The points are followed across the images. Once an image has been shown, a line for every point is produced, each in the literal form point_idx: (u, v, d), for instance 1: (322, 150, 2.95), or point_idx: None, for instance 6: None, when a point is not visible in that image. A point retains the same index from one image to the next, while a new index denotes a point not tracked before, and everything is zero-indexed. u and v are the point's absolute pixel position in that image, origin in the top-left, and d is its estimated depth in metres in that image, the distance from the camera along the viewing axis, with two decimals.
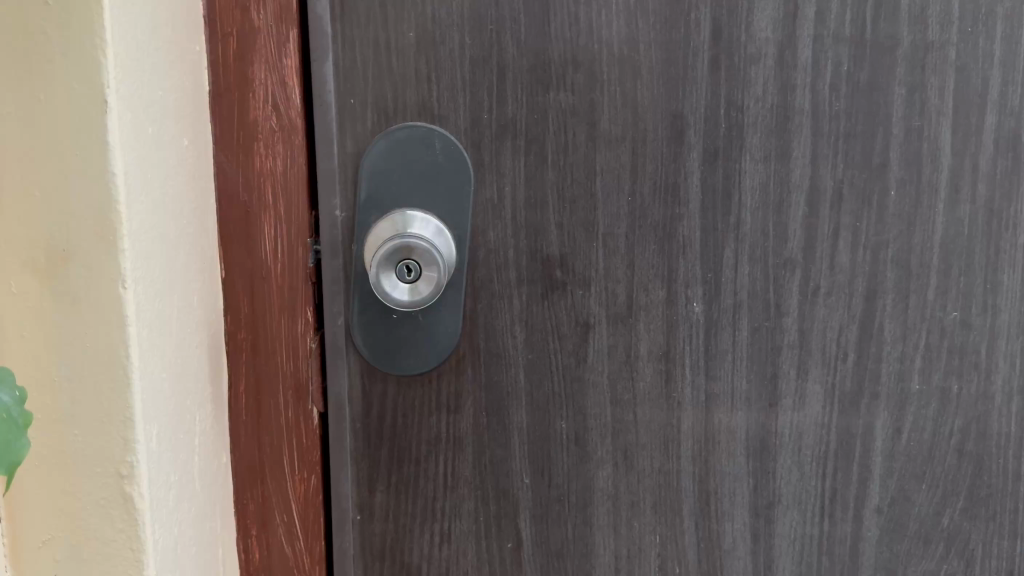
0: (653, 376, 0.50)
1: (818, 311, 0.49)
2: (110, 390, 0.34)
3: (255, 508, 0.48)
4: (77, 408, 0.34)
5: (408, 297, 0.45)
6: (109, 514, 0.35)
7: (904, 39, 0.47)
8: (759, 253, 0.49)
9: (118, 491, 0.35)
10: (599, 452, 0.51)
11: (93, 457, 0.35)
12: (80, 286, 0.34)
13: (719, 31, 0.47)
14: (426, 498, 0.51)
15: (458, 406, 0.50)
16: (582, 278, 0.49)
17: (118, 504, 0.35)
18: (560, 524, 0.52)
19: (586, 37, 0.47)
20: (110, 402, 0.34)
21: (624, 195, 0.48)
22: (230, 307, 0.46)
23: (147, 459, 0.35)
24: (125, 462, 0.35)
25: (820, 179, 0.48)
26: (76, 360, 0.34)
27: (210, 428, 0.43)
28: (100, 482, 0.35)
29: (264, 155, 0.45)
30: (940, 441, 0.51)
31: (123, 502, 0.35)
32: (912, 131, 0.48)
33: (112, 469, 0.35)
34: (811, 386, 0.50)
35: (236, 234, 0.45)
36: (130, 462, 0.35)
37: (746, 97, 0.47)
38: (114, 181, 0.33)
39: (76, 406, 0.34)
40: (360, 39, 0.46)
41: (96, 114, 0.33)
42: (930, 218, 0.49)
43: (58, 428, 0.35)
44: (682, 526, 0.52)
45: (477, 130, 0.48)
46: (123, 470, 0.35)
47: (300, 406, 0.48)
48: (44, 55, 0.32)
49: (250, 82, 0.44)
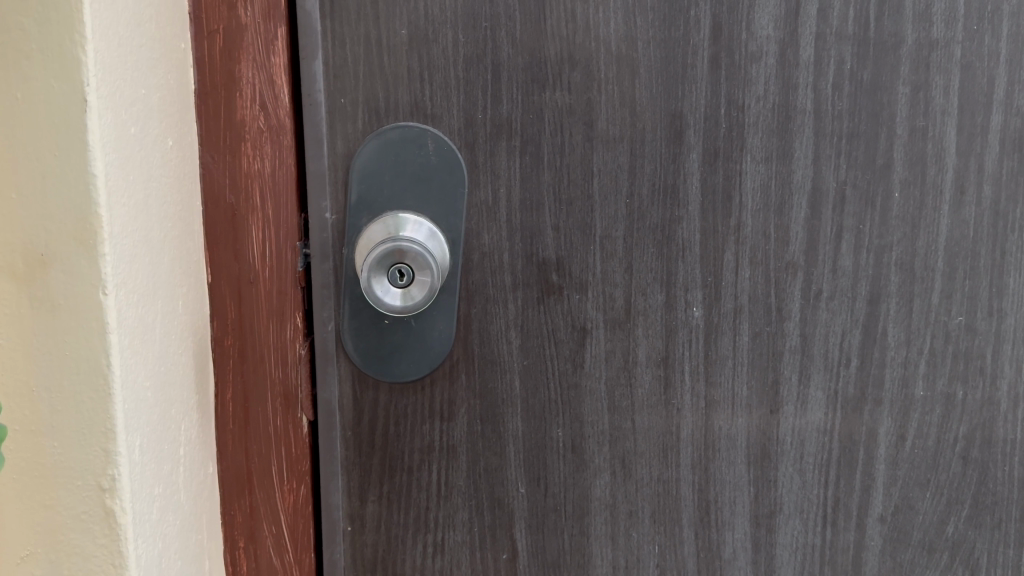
0: (651, 382, 0.49)
1: (820, 316, 0.48)
2: (91, 401, 0.33)
3: (243, 518, 0.46)
4: (56, 419, 0.33)
5: (400, 302, 0.44)
6: (90, 528, 0.34)
7: (908, 37, 0.46)
8: (760, 256, 0.48)
9: (99, 504, 0.33)
10: (596, 460, 0.49)
11: (74, 469, 0.33)
12: (60, 291, 0.32)
13: (719, 27, 0.46)
14: (418, 508, 0.50)
15: (452, 414, 0.49)
16: (578, 282, 0.48)
17: (99, 518, 0.33)
18: (557, 534, 0.50)
19: (583, 34, 0.45)
20: (91, 413, 0.33)
21: (622, 197, 0.47)
22: (217, 312, 0.44)
23: (130, 470, 0.34)
24: (106, 475, 0.33)
25: (822, 180, 0.47)
26: (55, 369, 0.33)
27: (196, 437, 0.42)
28: (80, 496, 0.33)
29: (252, 155, 0.44)
30: (945, 448, 0.50)
31: (104, 517, 0.33)
32: (916, 131, 0.47)
33: (93, 482, 0.33)
34: (813, 392, 0.49)
35: (223, 237, 0.44)
36: (112, 475, 0.33)
37: (747, 96, 0.46)
38: (95, 182, 0.32)
39: (56, 417, 0.33)
40: (350, 37, 0.45)
41: (77, 113, 0.31)
42: (934, 219, 0.48)
43: (37, 440, 0.33)
44: (681, 536, 0.51)
45: (471, 130, 0.46)
46: (104, 484, 0.33)
47: (290, 414, 0.47)
48: (21, 51, 0.31)
49: (239, 80, 0.43)
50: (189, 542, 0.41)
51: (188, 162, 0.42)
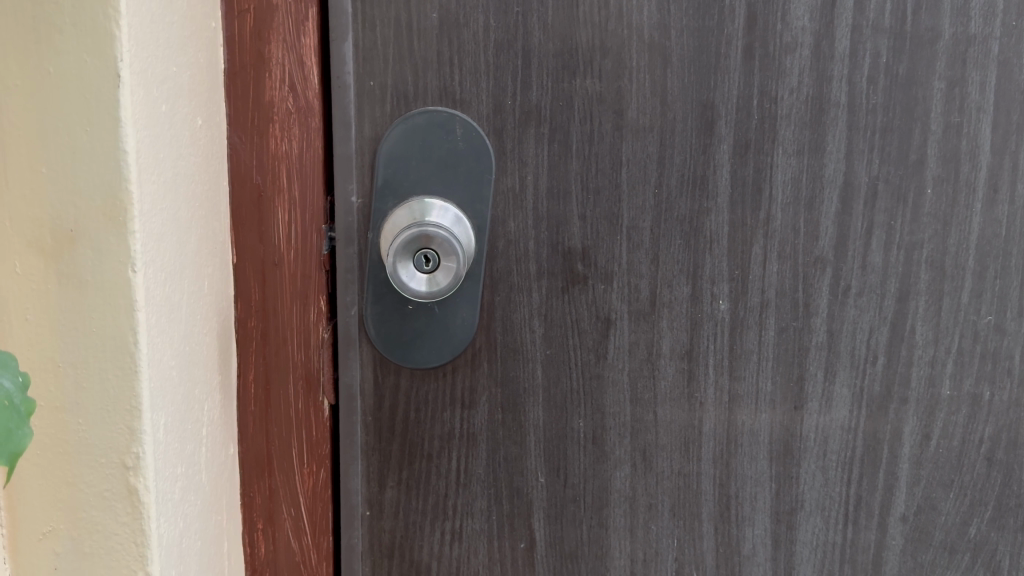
0: (675, 375, 0.48)
1: (848, 312, 0.47)
2: (117, 378, 0.33)
3: (262, 501, 0.47)
4: (81, 397, 0.33)
5: (425, 288, 0.43)
6: (113, 506, 0.33)
7: (945, 32, 0.45)
8: (789, 250, 0.47)
9: (122, 482, 0.33)
10: (617, 452, 0.49)
11: (97, 447, 0.33)
12: (89, 269, 0.32)
13: (754, 17, 0.45)
14: (437, 495, 0.50)
15: (473, 402, 0.49)
16: (604, 272, 0.47)
17: (121, 496, 0.33)
18: (575, 525, 0.50)
19: (616, 21, 0.45)
20: (117, 390, 0.33)
21: (650, 187, 0.47)
22: (242, 292, 0.45)
23: (154, 450, 0.34)
24: (130, 452, 0.33)
25: (854, 174, 0.46)
26: (82, 346, 0.33)
27: (218, 418, 0.42)
28: (103, 473, 0.33)
29: (279, 137, 0.44)
30: (970, 449, 0.50)
31: (127, 495, 0.33)
32: (950, 126, 0.46)
33: (117, 459, 0.33)
34: (838, 389, 0.48)
35: (249, 218, 0.44)
36: (136, 453, 0.33)
37: (780, 87, 0.45)
38: (126, 158, 0.32)
39: (81, 396, 0.33)
40: (380, 19, 0.45)
41: (109, 88, 0.31)
42: (966, 218, 0.47)
43: (61, 417, 0.33)
44: (700, 530, 0.50)
45: (499, 116, 0.46)
46: (128, 461, 0.33)
47: (311, 397, 0.47)
48: (54, 25, 0.31)
49: (268, 60, 0.43)
50: (209, 522, 0.40)
51: (216, 142, 0.42)
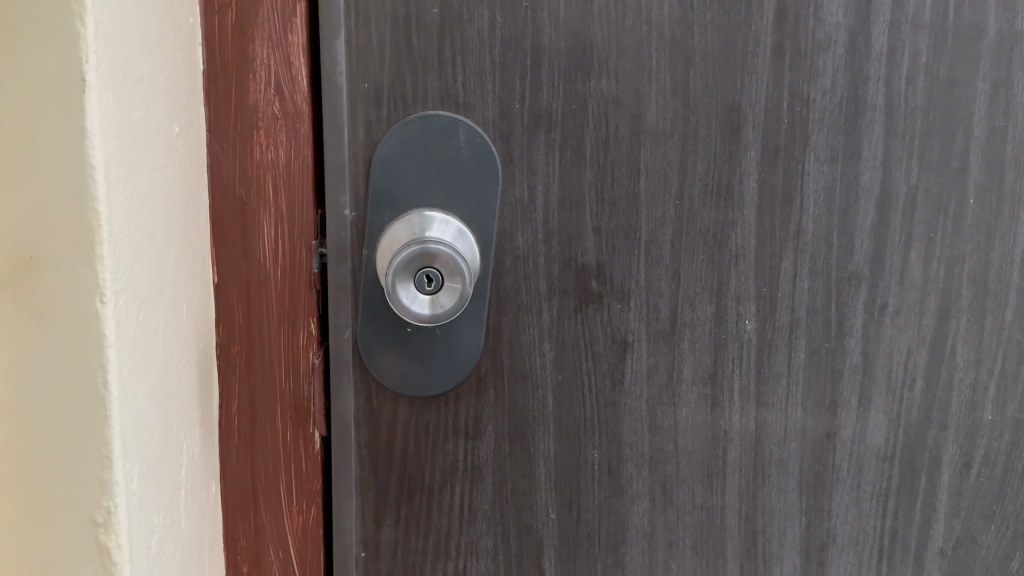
0: (697, 402, 0.44)
1: (884, 332, 0.44)
2: (84, 424, 0.28)
3: (247, 544, 0.42)
4: (44, 444, 0.29)
5: (428, 311, 0.40)
6: (81, 568, 0.29)
7: (990, 29, 0.42)
8: (821, 265, 0.43)
9: (92, 541, 0.29)
10: (634, 485, 0.45)
11: (63, 502, 0.29)
12: (53, 299, 0.28)
13: (784, 12, 0.41)
14: (439, 534, 0.45)
15: (478, 432, 0.45)
16: (620, 291, 0.44)
17: (92, 557, 0.29)
18: (589, 564, 0.46)
19: (634, 17, 0.41)
20: (84, 438, 0.28)
21: (671, 197, 0.43)
22: (224, 315, 0.40)
23: (128, 503, 0.29)
24: (100, 508, 0.29)
25: (891, 183, 0.43)
26: (44, 389, 0.28)
27: (199, 456, 0.38)
28: (71, 531, 0.29)
29: (265, 143, 0.39)
30: (1013, 479, 0.46)
31: (98, 555, 0.29)
32: (994, 132, 0.43)
33: (85, 516, 0.29)
34: (874, 416, 0.45)
35: (231, 233, 0.39)
36: (106, 509, 0.29)
37: (812, 88, 0.42)
38: (93, 172, 0.27)
39: (44, 442, 0.29)
40: (376, 14, 0.41)
41: (72, 93, 0.27)
42: (1011, 230, 0.44)
43: (21, 467, 0.29)
44: (724, 568, 0.46)
45: (506, 121, 0.42)
46: (98, 518, 0.29)
47: (301, 429, 0.42)
48: (9, 20, 0.26)
49: (252, 60, 0.39)
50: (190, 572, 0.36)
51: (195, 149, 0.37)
